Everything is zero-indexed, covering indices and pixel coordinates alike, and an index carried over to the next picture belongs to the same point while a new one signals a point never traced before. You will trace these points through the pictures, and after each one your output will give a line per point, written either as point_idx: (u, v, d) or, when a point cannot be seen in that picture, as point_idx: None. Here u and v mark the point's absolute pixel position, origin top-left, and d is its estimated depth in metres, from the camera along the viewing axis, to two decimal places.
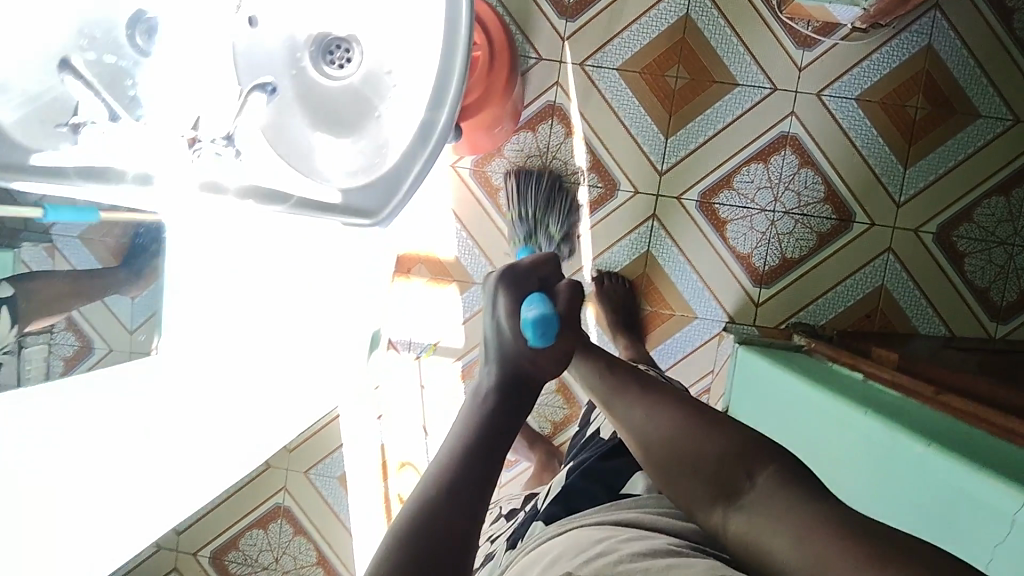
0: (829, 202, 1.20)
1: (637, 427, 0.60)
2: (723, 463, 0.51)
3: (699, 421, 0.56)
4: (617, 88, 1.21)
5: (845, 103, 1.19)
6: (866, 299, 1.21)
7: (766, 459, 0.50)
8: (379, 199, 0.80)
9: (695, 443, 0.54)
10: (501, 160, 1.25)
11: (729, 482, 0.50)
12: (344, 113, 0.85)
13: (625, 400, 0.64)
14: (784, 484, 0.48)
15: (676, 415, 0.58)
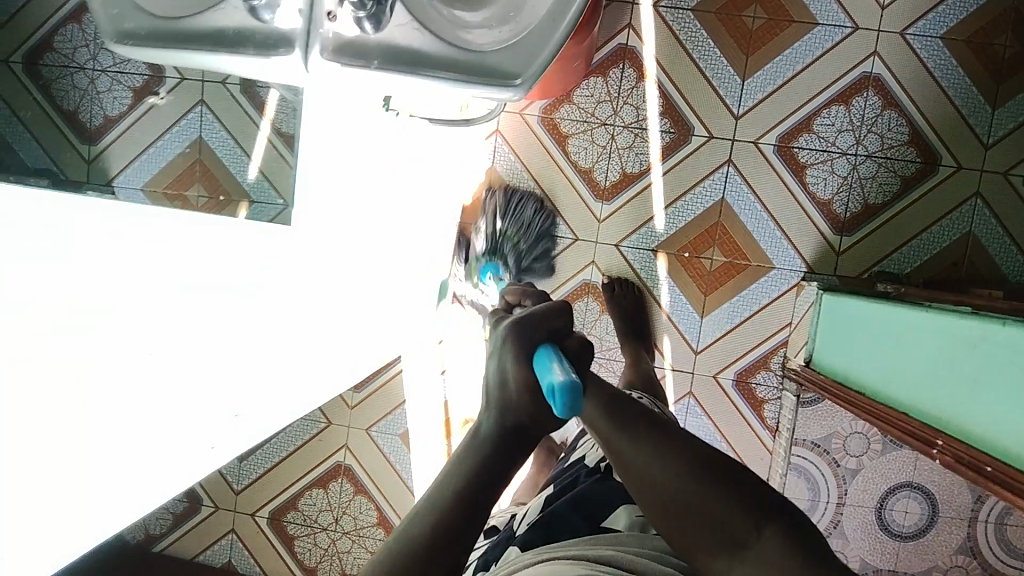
0: (914, 145, 1.16)
1: (636, 455, 0.54)
2: (733, 516, 0.48)
3: (699, 469, 0.51)
4: (692, 29, 1.18)
5: (929, 42, 1.15)
6: (953, 247, 1.16)
7: (772, 513, 0.47)
8: (519, 60, 0.58)
9: (698, 488, 0.49)
10: (571, 106, 1.22)
11: (736, 535, 0.47)
12: None
13: (622, 418, 0.57)
14: (795, 543, 0.46)
15: (676, 454, 0.52)
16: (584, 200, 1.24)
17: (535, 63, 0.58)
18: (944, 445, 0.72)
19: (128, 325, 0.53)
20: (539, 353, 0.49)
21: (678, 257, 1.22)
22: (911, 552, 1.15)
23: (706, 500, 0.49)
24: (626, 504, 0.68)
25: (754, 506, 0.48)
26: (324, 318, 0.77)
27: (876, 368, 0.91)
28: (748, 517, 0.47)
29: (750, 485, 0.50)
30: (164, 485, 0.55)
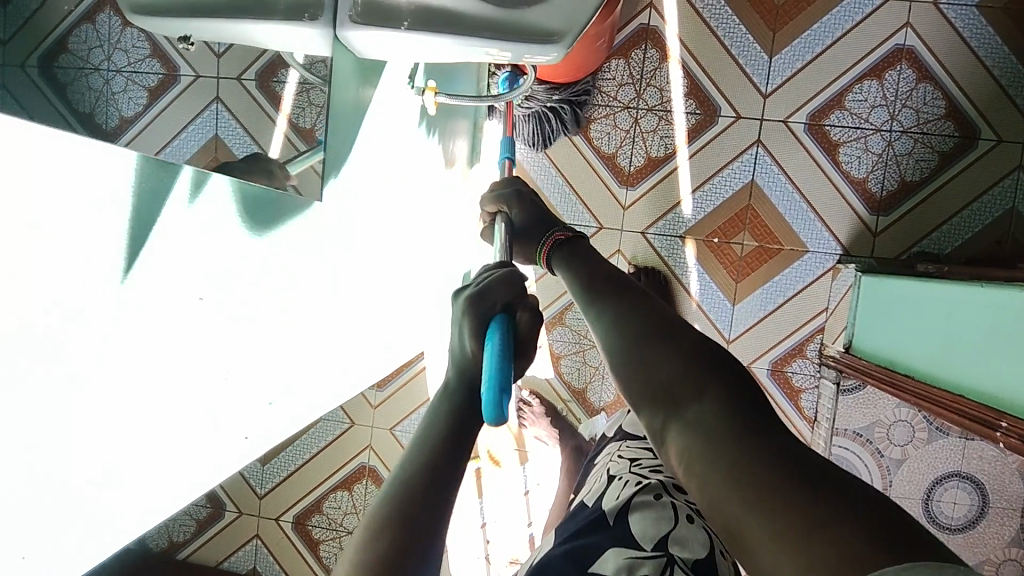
0: (951, 118, 1.11)
1: (593, 324, 0.40)
2: (674, 372, 0.34)
3: (648, 332, 0.37)
4: (715, 7, 1.15)
5: (965, 11, 1.11)
6: (995, 224, 1.11)
7: (721, 376, 0.33)
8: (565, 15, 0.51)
9: (639, 353, 0.36)
10: (593, 91, 1.19)
11: (673, 395, 0.33)
12: None
13: (590, 288, 0.44)
14: (746, 407, 0.31)
15: (627, 316, 0.38)
16: (608, 187, 1.20)
17: (578, 19, 0.51)
18: (1010, 426, 0.67)
19: (185, 260, 0.42)
20: (487, 334, 0.43)
21: (707, 243, 1.18)
22: (962, 547, 1.08)
23: (653, 361, 0.35)
24: (618, 549, 0.61)
25: (708, 368, 0.34)
26: (360, 297, 0.72)
27: (924, 348, 0.87)
28: (692, 373, 0.33)
29: (711, 349, 0.35)
30: (192, 476, 0.45)
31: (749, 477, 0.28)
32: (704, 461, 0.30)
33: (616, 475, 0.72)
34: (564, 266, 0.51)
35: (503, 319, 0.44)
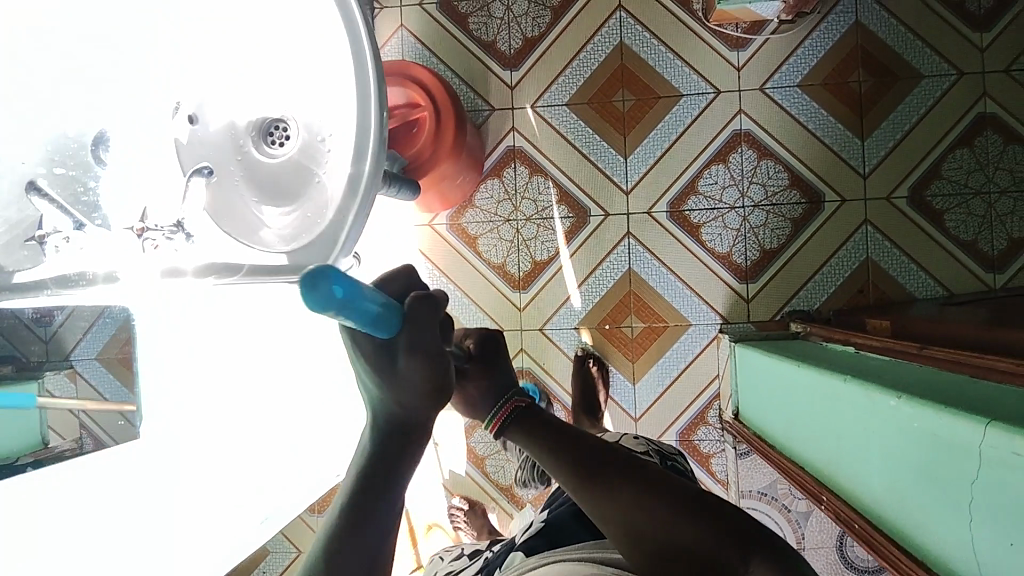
0: (795, 186, 1.22)
1: (615, 500, 0.54)
2: (713, 541, 0.50)
3: (683, 511, 0.52)
4: (570, 121, 1.28)
5: (789, 91, 1.22)
6: (855, 276, 1.20)
7: (754, 542, 0.49)
8: (321, 250, 0.60)
9: (661, 523, 0.52)
10: (474, 210, 1.31)
11: (724, 565, 0.49)
12: (286, 184, 0.66)
13: (611, 490, 0.55)
14: (784, 572, 0.47)
15: (641, 495, 0.54)
16: (503, 293, 1.30)
17: (330, 252, 0.59)
18: (829, 498, 0.75)
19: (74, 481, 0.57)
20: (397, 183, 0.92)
21: (604, 339, 1.27)
22: None
23: (691, 534, 0.51)
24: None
25: (733, 535, 0.50)
26: None
27: (776, 423, 0.95)
28: (725, 543, 0.50)
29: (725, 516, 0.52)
30: None
31: None
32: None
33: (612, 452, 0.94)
34: (535, 445, 0.60)
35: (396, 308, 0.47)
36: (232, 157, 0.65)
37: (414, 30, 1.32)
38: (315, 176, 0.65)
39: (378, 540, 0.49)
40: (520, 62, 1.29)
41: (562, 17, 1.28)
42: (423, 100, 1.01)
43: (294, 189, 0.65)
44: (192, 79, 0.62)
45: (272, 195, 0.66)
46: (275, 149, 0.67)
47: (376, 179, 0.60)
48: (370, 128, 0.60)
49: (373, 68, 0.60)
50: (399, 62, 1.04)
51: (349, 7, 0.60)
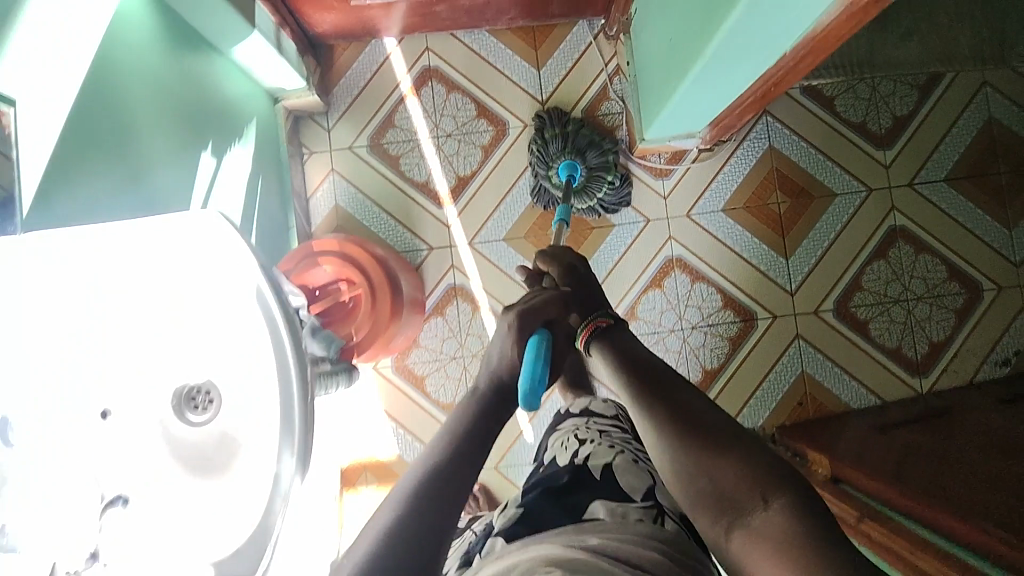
0: (728, 307, 1.26)
1: (656, 439, 0.63)
2: (740, 484, 0.56)
3: (713, 452, 0.58)
4: (508, 255, 1.31)
5: (714, 216, 1.26)
6: (794, 387, 1.24)
7: (778, 487, 0.55)
8: (251, 563, 0.55)
9: (703, 476, 0.58)
10: (420, 350, 1.31)
11: (743, 502, 0.55)
12: (208, 463, 0.61)
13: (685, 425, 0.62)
14: (801, 515, 0.52)
15: (681, 439, 0.61)
16: None
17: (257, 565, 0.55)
18: None
19: None
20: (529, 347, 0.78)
21: None
22: None
23: (721, 472, 0.57)
24: (603, 501, 0.73)
25: (759, 478, 0.55)
26: None
27: None
28: (750, 483, 0.56)
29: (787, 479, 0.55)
30: None
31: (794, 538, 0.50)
32: (773, 545, 0.51)
33: (588, 439, 0.83)
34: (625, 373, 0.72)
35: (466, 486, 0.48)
36: (149, 446, 0.61)
37: (345, 173, 1.34)
38: (231, 470, 0.60)
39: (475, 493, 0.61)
40: (454, 200, 1.32)
41: (493, 154, 1.31)
42: (356, 276, 1.03)
43: (213, 463, 0.61)
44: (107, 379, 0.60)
45: (196, 472, 0.61)
46: (199, 416, 0.62)
47: (303, 463, 0.57)
48: (294, 410, 0.56)
49: (296, 371, 0.57)
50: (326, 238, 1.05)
51: (269, 304, 0.57)
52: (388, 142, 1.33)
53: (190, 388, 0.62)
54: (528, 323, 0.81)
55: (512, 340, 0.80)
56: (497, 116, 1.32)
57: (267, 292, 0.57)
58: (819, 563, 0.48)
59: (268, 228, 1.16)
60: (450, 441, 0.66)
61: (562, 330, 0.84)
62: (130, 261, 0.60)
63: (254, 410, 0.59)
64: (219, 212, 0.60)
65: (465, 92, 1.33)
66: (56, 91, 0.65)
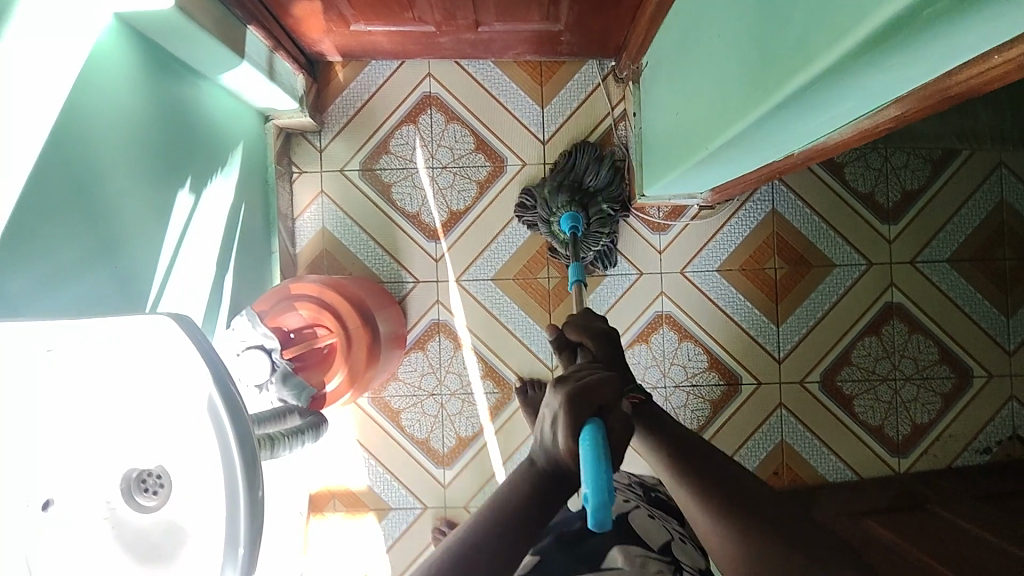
0: (714, 368, 1.23)
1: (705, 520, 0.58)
2: (801, 560, 0.51)
3: (769, 531, 0.54)
4: (494, 295, 1.28)
5: (709, 275, 1.23)
6: (772, 456, 1.22)
7: (832, 560, 0.51)
8: None
9: (754, 549, 0.53)
10: (398, 383, 1.28)
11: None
12: (155, 552, 0.59)
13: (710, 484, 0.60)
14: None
15: (731, 516, 0.56)
16: (425, 469, 1.28)
17: None
18: None
19: None
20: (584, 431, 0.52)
21: None
22: None
23: (772, 550, 0.52)
24: (624, 546, 0.67)
25: (810, 549, 0.52)
26: None
27: None
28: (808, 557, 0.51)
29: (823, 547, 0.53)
30: None
31: None
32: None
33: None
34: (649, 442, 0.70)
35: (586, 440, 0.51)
36: (95, 535, 0.59)
37: (334, 196, 1.30)
38: (169, 571, 0.57)
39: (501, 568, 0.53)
40: (445, 234, 1.29)
41: (488, 191, 1.28)
42: (330, 323, 0.99)
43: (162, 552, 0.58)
44: (47, 470, 0.58)
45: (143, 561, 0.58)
46: (150, 504, 0.59)
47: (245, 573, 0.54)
48: (239, 519, 0.54)
49: (243, 488, 0.54)
50: (301, 282, 1.02)
51: (218, 410, 0.54)
52: (381, 168, 1.29)
53: (137, 474, 0.59)
54: (581, 406, 0.54)
55: (564, 423, 0.54)
56: (496, 151, 1.28)
57: (219, 403, 0.54)
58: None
59: (248, 257, 1.13)
60: (497, 516, 0.56)
61: (622, 420, 0.57)
62: (75, 355, 0.57)
63: (195, 517, 0.57)
64: (172, 312, 0.56)
65: (464, 123, 1.29)
66: (33, 120, 0.64)
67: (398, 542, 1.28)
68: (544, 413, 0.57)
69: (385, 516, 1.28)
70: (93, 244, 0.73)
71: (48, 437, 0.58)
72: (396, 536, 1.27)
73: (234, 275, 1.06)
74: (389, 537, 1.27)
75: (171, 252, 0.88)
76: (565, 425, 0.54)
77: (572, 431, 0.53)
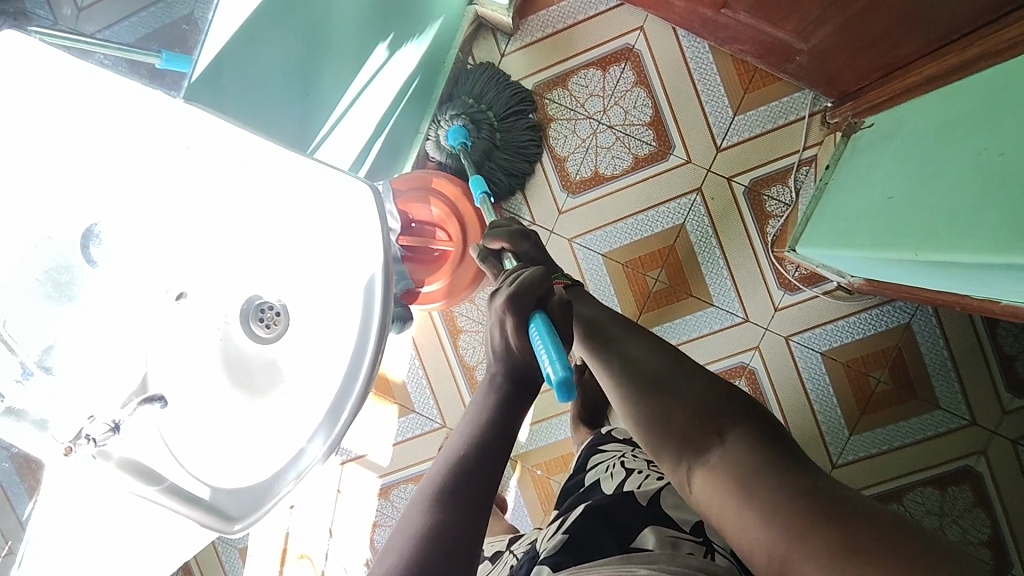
0: None
1: (609, 385, 0.61)
2: (693, 420, 0.53)
3: (653, 390, 0.57)
4: (598, 272, 1.24)
5: (810, 354, 1.19)
6: None
7: (734, 418, 0.52)
8: (243, 506, 0.55)
9: (660, 418, 0.55)
10: (471, 306, 1.28)
11: (701, 440, 0.52)
12: (248, 380, 0.59)
13: (609, 348, 0.63)
14: (759, 454, 0.48)
15: (627, 379, 0.59)
16: (460, 392, 1.30)
17: (252, 512, 0.55)
18: None
19: None
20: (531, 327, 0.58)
21: (530, 470, 1.26)
22: None
23: (670, 414, 0.55)
24: (654, 526, 0.65)
25: (711, 414, 0.53)
26: None
27: None
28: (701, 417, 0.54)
29: (735, 401, 0.54)
30: None
31: (770, 503, 0.44)
32: (727, 478, 0.48)
33: (635, 468, 0.75)
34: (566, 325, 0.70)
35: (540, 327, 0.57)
36: (200, 345, 0.59)
37: None
38: (259, 405, 0.59)
39: (496, 462, 0.54)
40: (578, 191, 1.24)
41: (641, 170, 1.23)
42: (452, 232, 0.99)
43: (257, 384, 0.59)
44: (192, 264, 0.58)
45: (240, 386, 0.59)
46: (263, 335, 0.60)
47: (330, 448, 0.56)
48: (347, 401, 0.55)
49: (364, 374, 0.55)
50: (423, 171, 1.00)
51: (373, 292, 0.56)
52: (550, 99, 1.24)
53: (257, 305, 0.61)
54: (524, 301, 0.60)
55: (512, 324, 0.59)
56: (668, 136, 1.22)
57: (379, 283, 0.55)
58: (784, 485, 0.45)
59: (402, 131, 1.10)
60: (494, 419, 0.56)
61: (564, 312, 0.63)
62: (269, 175, 0.57)
63: (304, 370, 0.58)
64: (370, 183, 0.58)
65: (651, 93, 1.22)
66: None
67: (407, 441, 1.32)
68: (492, 320, 0.62)
69: (405, 413, 1.31)
70: (298, 70, 0.72)
71: (214, 236, 0.59)
72: (406, 436, 1.32)
73: (381, 145, 1.02)
74: (402, 433, 1.31)
75: (352, 97, 0.86)
76: (514, 316, 0.59)
77: (520, 320, 0.59)
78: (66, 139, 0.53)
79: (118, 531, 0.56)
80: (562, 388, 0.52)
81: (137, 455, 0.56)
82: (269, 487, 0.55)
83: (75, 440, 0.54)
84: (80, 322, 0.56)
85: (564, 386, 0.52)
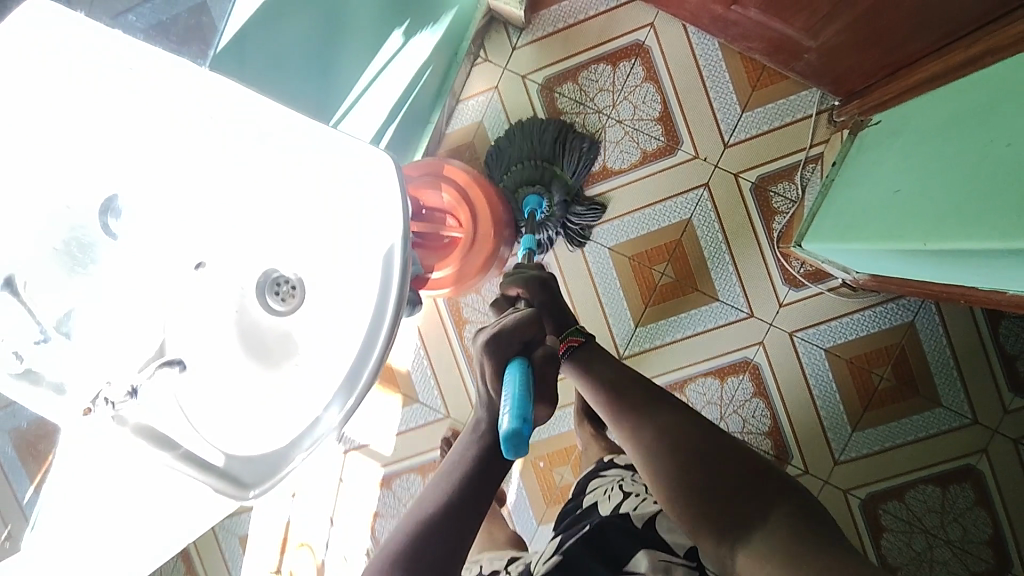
0: (771, 436, 1.20)
1: (641, 455, 0.65)
2: (740, 500, 0.58)
3: (700, 463, 0.61)
4: (605, 265, 1.25)
5: (814, 350, 1.20)
6: None
7: (775, 499, 0.57)
8: (257, 474, 0.55)
9: (691, 487, 0.60)
10: (478, 297, 1.29)
11: (737, 517, 0.57)
12: (263, 352, 0.59)
13: (645, 416, 0.67)
14: (801, 528, 0.54)
15: (661, 449, 0.63)
16: (465, 384, 1.30)
17: (267, 480, 0.55)
18: None
19: None
20: (506, 372, 0.64)
21: (533, 462, 1.26)
22: None
23: (708, 486, 0.59)
24: (648, 549, 0.66)
25: (749, 493, 0.58)
26: None
27: None
28: (735, 497, 0.58)
29: (764, 475, 0.60)
30: None
31: (829, 564, 0.49)
32: (773, 556, 0.52)
33: (633, 492, 0.77)
34: (587, 385, 0.73)
35: (509, 387, 0.62)
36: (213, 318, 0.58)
37: (504, 96, 1.27)
38: (274, 375, 0.59)
39: (465, 517, 0.59)
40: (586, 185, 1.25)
41: (649, 164, 1.23)
42: (464, 220, 1.00)
43: (271, 355, 0.59)
44: (210, 234, 0.59)
45: (254, 357, 0.59)
46: (278, 308, 0.59)
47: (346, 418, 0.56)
48: (363, 372, 0.55)
49: (382, 345, 0.55)
50: (440, 161, 1.01)
51: (392, 264, 0.56)
52: (560, 93, 1.25)
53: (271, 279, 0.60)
54: (503, 347, 0.66)
55: (490, 368, 0.65)
56: (676, 131, 1.23)
57: (397, 255, 0.56)
58: (827, 557, 0.50)
59: (413, 119, 1.11)
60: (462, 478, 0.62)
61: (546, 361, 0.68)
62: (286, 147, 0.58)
63: (320, 340, 0.58)
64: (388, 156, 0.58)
65: (660, 89, 1.23)
66: None
67: (411, 431, 1.32)
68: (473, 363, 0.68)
69: (410, 403, 1.32)
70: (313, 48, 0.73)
71: (232, 206, 0.59)
72: (410, 426, 1.32)
73: (394, 130, 1.03)
74: (405, 423, 1.31)
75: (366, 81, 0.88)
76: (489, 363, 0.66)
77: (496, 367, 0.65)
78: (94, 102, 0.54)
79: (135, 494, 0.58)
80: (510, 446, 0.58)
81: (153, 422, 0.56)
82: (284, 456, 0.55)
83: (94, 401, 0.55)
84: (104, 287, 0.57)
85: (514, 445, 0.58)
